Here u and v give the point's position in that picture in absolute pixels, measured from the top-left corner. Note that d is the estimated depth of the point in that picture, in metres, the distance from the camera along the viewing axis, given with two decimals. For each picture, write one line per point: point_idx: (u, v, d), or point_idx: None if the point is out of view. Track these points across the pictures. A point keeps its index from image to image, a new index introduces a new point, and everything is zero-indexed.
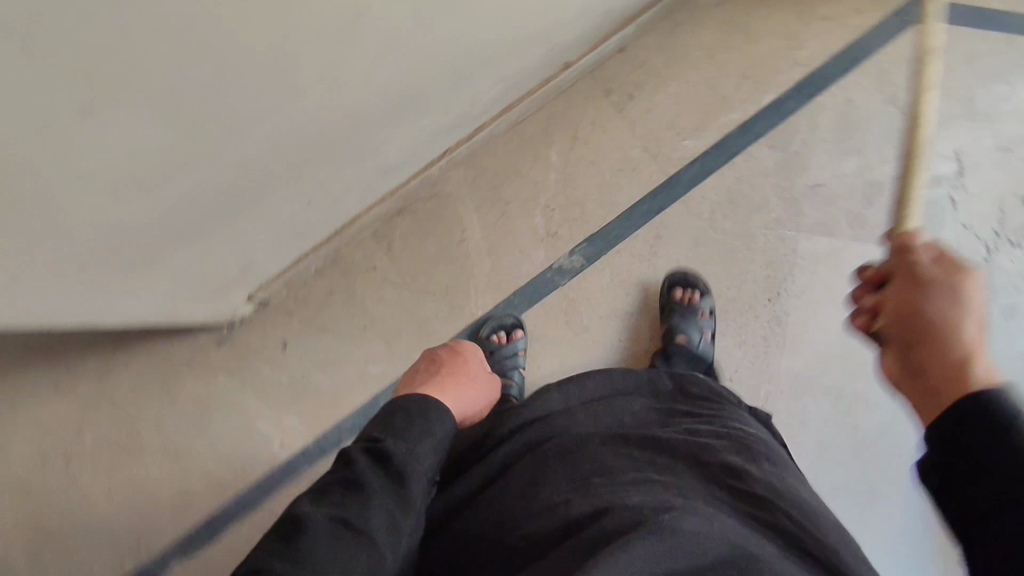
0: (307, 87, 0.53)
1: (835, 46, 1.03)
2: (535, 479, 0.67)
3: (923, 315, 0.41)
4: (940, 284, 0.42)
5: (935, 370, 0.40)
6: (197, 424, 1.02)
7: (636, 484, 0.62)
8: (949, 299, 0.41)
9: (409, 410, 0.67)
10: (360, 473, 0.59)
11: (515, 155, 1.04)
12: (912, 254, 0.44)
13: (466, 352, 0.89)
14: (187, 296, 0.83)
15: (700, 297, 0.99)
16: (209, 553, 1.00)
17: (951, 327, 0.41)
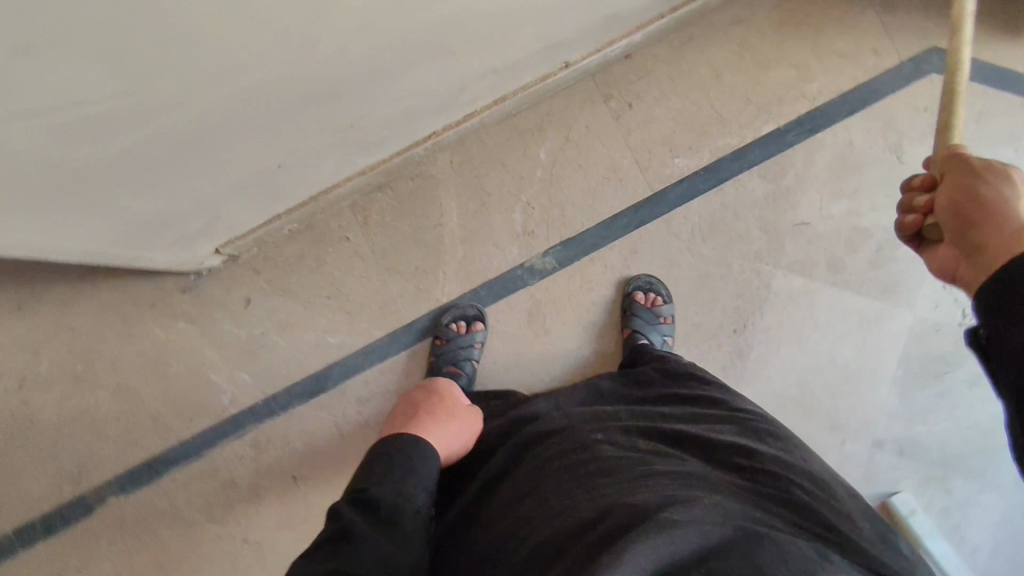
0: (270, 59, 0.53)
1: (846, 85, 1.00)
2: (541, 492, 0.61)
3: (975, 196, 0.47)
4: (994, 169, 0.47)
5: (992, 239, 0.45)
6: (152, 366, 1.03)
7: (644, 480, 0.57)
8: (999, 177, 0.47)
9: (394, 446, 0.70)
10: (352, 525, 0.59)
11: (505, 147, 1.02)
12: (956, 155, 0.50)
13: (444, 393, 0.88)
14: (148, 246, 0.82)
15: (663, 303, 1.00)
16: (148, 493, 1.02)
17: (1004, 200, 0.46)
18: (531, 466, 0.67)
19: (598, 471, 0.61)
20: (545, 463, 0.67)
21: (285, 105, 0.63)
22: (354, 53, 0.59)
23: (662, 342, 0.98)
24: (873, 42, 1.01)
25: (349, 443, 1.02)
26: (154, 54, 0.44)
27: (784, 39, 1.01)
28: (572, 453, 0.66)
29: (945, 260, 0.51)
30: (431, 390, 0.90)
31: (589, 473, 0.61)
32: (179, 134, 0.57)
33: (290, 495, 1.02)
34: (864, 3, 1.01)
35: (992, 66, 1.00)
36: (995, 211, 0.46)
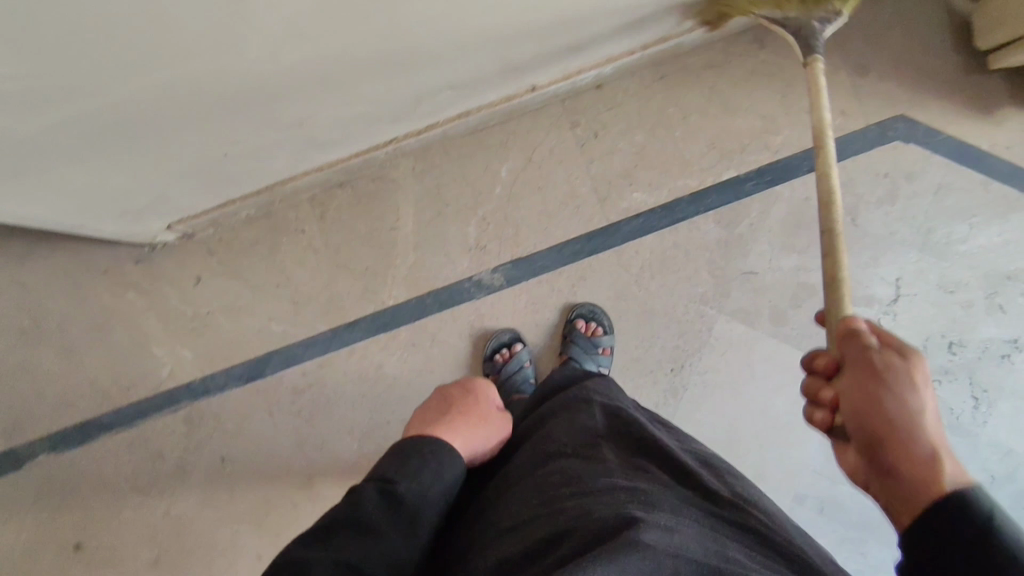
0: (193, 47, 0.54)
1: (809, 141, 1.02)
2: (504, 505, 0.58)
3: (878, 408, 0.47)
4: (893, 375, 0.47)
5: (903, 466, 0.44)
6: (97, 331, 1.05)
7: (605, 495, 0.53)
8: (898, 390, 0.46)
9: (423, 446, 0.62)
10: (365, 516, 0.55)
11: (468, 161, 1.04)
12: (859, 350, 0.50)
13: (482, 393, 0.78)
14: (95, 217, 0.84)
15: (603, 333, 1.00)
16: (76, 454, 1.03)
17: (907, 412, 0.46)
18: (511, 472, 0.62)
19: (562, 479, 0.56)
20: (521, 466, 0.62)
21: (222, 92, 0.65)
22: (288, 51, 0.61)
23: (597, 372, 0.98)
24: (841, 103, 1.02)
25: (279, 432, 1.03)
26: (58, 33, 0.46)
27: (754, 89, 1.02)
28: (538, 459, 0.61)
29: (853, 465, 0.51)
30: (467, 387, 0.80)
31: (550, 483, 0.57)
32: (108, 108, 0.60)
33: (215, 476, 1.03)
34: (837, 64, 1.02)
35: (956, 140, 1.01)
36: (900, 434, 0.45)
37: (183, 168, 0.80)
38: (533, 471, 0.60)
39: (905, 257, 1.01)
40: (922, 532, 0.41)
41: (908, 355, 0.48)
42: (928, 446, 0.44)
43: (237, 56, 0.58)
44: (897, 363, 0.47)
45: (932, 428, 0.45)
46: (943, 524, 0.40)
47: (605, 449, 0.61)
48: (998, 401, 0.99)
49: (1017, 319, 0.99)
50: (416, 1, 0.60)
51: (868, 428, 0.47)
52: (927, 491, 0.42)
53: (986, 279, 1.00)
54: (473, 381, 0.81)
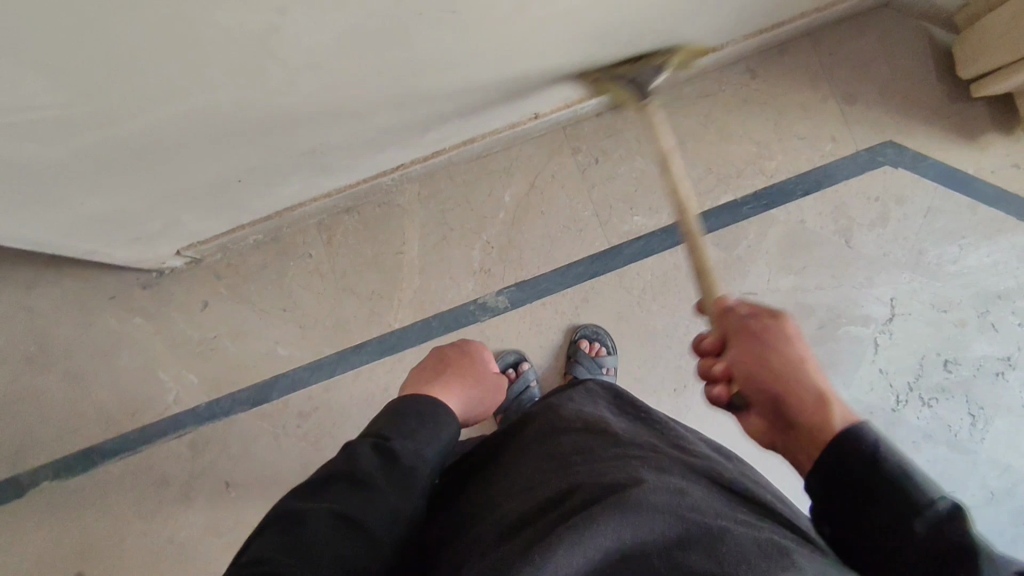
0: (218, 77, 0.57)
1: (802, 166, 1.05)
2: (511, 477, 0.59)
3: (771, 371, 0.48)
4: (769, 335, 0.49)
5: (806, 419, 0.46)
6: (103, 357, 1.05)
7: (617, 461, 0.54)
8: (782, 348, 0.48)
9: (418, 406, 0.69)
10: (361, 471, 0.60)
11: (472, 186, 1.07)
12: (738, 321, 0.51)
13: (477, 358, 0.88)
14: (109, 242, 0.85)
15: (606, 353, 1.02)
16: (80, 481, 1.03)
17: (790, 366, 0.48)
18: (520, 446, 0.64)
19: (574, 447, 0.58)
20: (530, 441, 0.64)
21: (241, 121, 0.67)
22: (306, 82, 0.64)
23: None
24: (832, 130, 1.06)
25: (285, 456, 1.03)
26: (93, 66, 0.49)
27: (748, 116, 1.06)
28: (543, 435, 0.63)
29: (755, 430, 0.50)
30: (461, 348, 0.89)
31: (561, 453, 0.58)
32: (128, 135, 0.62)
33: (220, 501, 1.03)
34: (827, 92, 1.06)
35: (943, 165, 1.05)
36: (796, 388, 0.47)
37: (196, 195, 0.82)
38: (542, 445, 0.61)
39: (898, 277, 1.03)
40: (831, 471, 0.45)
41: (775, 314, 0.50)
42: (819, 393, 0.47)
43: (256, 86, 0.61)
44: (773, 325, 0.50)
45: (818, 375, 0.48)
46: (843, 456, 0.44)
47: (613, 426, 0.63)
48: (995, 417, 1.01)
49: (1009, 337, 1.02)
50: (430, 33, 0.63)
51: (768, 391, 0.48)
52: (827, 432, 0.45)
53: (977, 298, 1.03)
54: (468, 344, 0.91)
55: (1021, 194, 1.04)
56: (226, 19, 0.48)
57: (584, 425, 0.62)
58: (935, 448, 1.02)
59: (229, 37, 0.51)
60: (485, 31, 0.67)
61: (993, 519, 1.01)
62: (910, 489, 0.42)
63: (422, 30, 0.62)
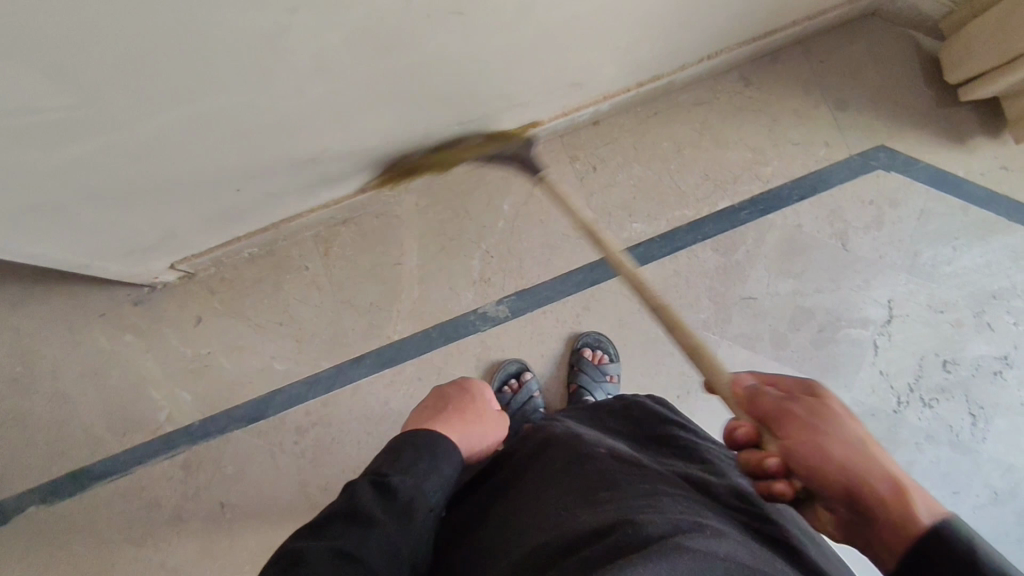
0: (226, 81, 0.56)
1: (797, 171, 1.06)
2: (535, 510, 0.59)
3: (833, 457, 0.45)
4: (818, 420, 0.47)
5: (881, 505, 0.43)
6: (93, 376, 1.02)
7: (650, 498, 0.55)
8: (834, 431, 0.46)
9: (417, 441, 0.71)
10: (362, 506, 0.61)
11: (470, 196, 1.06)
12: (777, 403, 0.49)
13: (477, 394, 0.89)
14: (102, 255, 0.83)
15: (609, 361, 1.01)
16: (68, 505, 0.99)
17: (850, 452, 0.45)
18: (541, 475, 0.65)
19: (603, 479, 0.59)
20: (552, 468, 0.64)
21: (245, 129, 0.66)
22: (311, 87, 0.63)
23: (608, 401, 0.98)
24: (825, 136, 1.07)
25: (282, 474, 1.00)
26: (99, 66, 0.48)
27: (743, 123, 1.07)
28: (568, 466, 0.63)
29: (826, 526, 0.47)
30: (462, 387, 0.90)
31: (587, 486, 0.59)
32: (129, 142, 0.60)
33: (215, 524, 0.99)
34: (819, 99, 1.08)
35: (934, 168, 1.06)
36: (862, 472, 0.44)
37: (193, 206, 0.80)
38: (568, 476, 0.62)
39: (894, 279, 1.04)
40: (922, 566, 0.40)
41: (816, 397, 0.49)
42: (887, 476, 0.44)
43: (262, 91, 0.60)
44: (815, 404, 0.48)
45: (876, 453, 0.46)
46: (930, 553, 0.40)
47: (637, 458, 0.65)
48: (995, 417, 1.02)
49: (1005, 337, 1.03)
50: (436, 36, 0.63)
51: (837, 479, 0.44)
52: (908, 526, 0.41)
53: (972, 299, 1.04)
54: (468, 382, 0.92)
55: (1011, 196, 1.06)
56: (237, 15, 0.48)
57: (610, 456, 0.64)
58: (937, 448, 1.01)
59: (238, 35, 0.51)
60: (491, 35, 0.67)
61: (999, 520, 0.99)
62: None
63: (429, 33, 0.62)
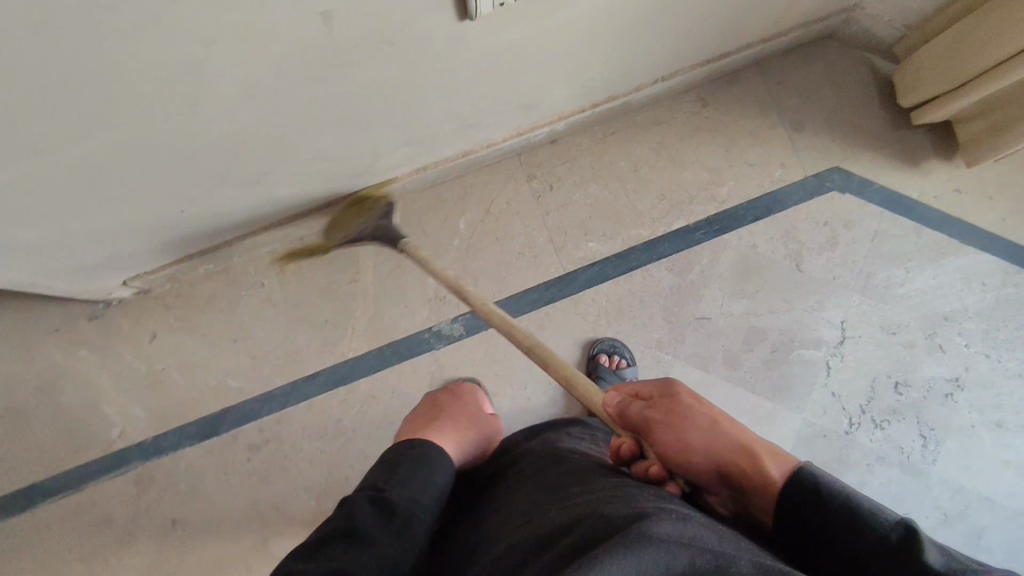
0: (152, 107, 0.57)
1: (752, 192, 1.07)
2: (510, 511, 0.62)
3: (700, 441, 0.56)
4: (673, 418, 0.58)
5: (748, 469, 0.53)
6: (46, 391, 1.02)
7: (619, 489, 0.56)
8: (688, 423, 0.57)
9: (409, 452, 0.73)
10: (358, 526, 0.60)
11: (427, 214, 1.06)
12: (638, 412, 0.60)
13: (465, 404, 0.91)
14: (49, 275, 0.83)
15: (627, 365, 1.01)
16: (19, 521, 0.99)
17: (708, 433, 0.56)
18: (523, 482, 0.67)
19: (576, 482, 0.61)
20: (533, 478, 0.67)
21: (180, 151, 0.66)
22: (242, 114, 0.63)
23: None
24: (781, 157, 1.08)
25: (234, 491, 1.00)
26: (14, 92, 0.48)
27: (699, 144, 1.08)
28: (552, 473, 0.66)
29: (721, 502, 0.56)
30: (454, 396, 0.93)
31: (563, 483, 0.62)
32: (57, 165, 0.60)
33: (165, 541, 0.99)
34: (775, 120, 1.09)
35: (888, 191, 1.07)
36: (716, 448, 0.55)
37: (138, 225, 0.80)
38: (552, 479, 0.64)
39: (847, 300, 1.05)
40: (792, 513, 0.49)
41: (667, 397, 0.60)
42: (740, 443, 0.55)
43: (191, 118, 0.60)
44: (666, 402, 0.60)
45: (724, 426, 0.57)
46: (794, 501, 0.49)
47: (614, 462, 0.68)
48: (945, 438, 1.02)
49: (956, 359, 1.04)
50: (374, 64, 0.63)
51: (704, 461, 0.55)
52: (768, 478, 0.52)
53: (925, 320, 1.04)
54: (460, 390, 0.94)
55: (964, 219, 1.07)
56: (149, 45, 0.48)
57: (589, 463, 0.66)
58: (888, 470, 1.01)
59: (154, 67, 0.51)
60: (429, 63, 0.67)
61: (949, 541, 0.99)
62: (863, 529, 0.44)
63: (361, 63, 0.62)
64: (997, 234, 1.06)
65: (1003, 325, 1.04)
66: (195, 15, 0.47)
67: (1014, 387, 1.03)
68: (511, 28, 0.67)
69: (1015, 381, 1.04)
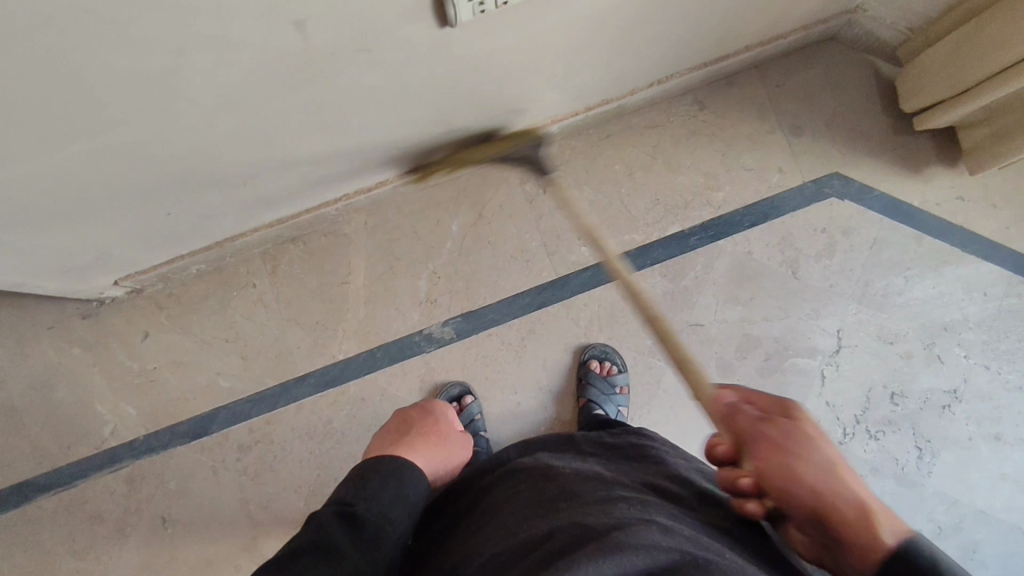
0: (126, 118, 0.56)
1: (749, 197, 1.05)
2: (495, 525, 0.61)
3: (803, 479, 0.50)
4: (785, 445, 0.51)
5: (846, 521, 0.48)
6: (40, 388, 1.03)
7: (603, 503, 0.57)
8: (799, 454, 0.51)
9: (383, 467, 0.72)
10: (328, 539, 0.60)
11: (419, 216, 1.05)
12: (750, 425, 0.53)
13: (443, 421, 0.90)
14: (37, 276, 0.83)
15: (617, 372, 1.01)
16: (13, 516, 1.00)
17: (817, 475, 0.50)
18: (506, 488, 0.68)
19: (561, 490, 0.62)
20: (518, 484, 0.68)
21: (159, 158, 0.66)
22: (220, 121, 0.62)
23: (617, 413, 0.98)
24: (779, 161, 1.06)
25: (224, 491, 1.01)
26: None
27: (696, 147, 1.06)
28: (537, 481, 0.66)
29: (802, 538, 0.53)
30: (427, 409, 0.93)
31: (549, 496, 0.62)
32: (34, 175, 0.60)
33: (155, 539, 0.99)
34: (774, 124, 1.07)
35: (889, 197, 1.05)
36: (828, 495, 0.49)
37: (124, 228, 0.80)
38: (536, 486, 0.65)
39: (844, 309, 1.03)
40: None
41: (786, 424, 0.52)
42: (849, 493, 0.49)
43: (167, 126, 0.60)
44: (787, 431, 0.52)
45: (839, 468, 0.50)
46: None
47: (600, 470, 0.69)
48: (941, 450, 1.00)
49: (954, 370, 1.02)
50: (353, 72, 0.62)
51: (800, 495, 0.50)
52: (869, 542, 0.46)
53: (923, 330, 1.03)
54: (432, 405, 0.93)
55: (966, 227, 1.04)
56: (118, 59, 0.48)
57: (576, 472, 0.67)
58: (882, 481, 1.00)
59: (126, 80, 0.51)
60: (411, 70, 0.66)
61: None
62: None
63: (341, 70, 0.61)
64: (999, 243, 1.04)
65: (1003, 337, 1.02)
66: (161, 31, 0.47)
67: (1013, 399, 1.02)
68: (495, 34, 0.65)
69: (1014, 394, 1.02)
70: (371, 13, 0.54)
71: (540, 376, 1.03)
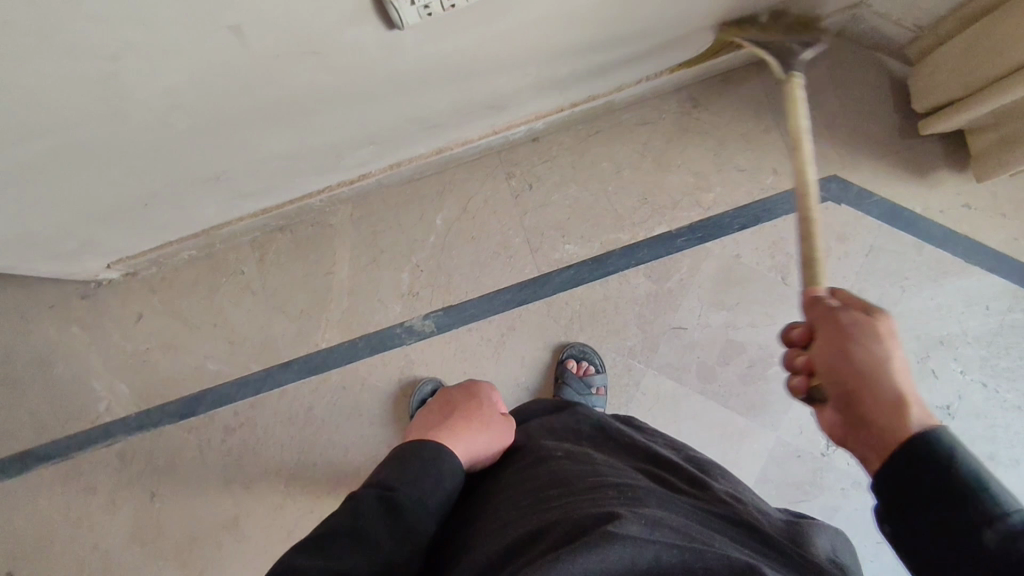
0: (81, 114, 0.57)
1: (741, 199, 1.02)
2: (488, 520, 0.57)
3: (862, 367, 0.46)
4: (857, 326, 0.48)
5: (878, 415, 0.44)
6: (41, 364, 1.07)
7: (592, 493, 0.53)
8: (866, 340, 0.47)
9: (417, 460, 0.61)
10: (364, 525, 0.52)
11: (404, 209, 1.06)
12: (827, 311, 0.50)
13: (483, 399, 0.80)
14: (28, 260, 0.86)
15: (595, 372, 1.00)
16: (13, 484, 1.06)
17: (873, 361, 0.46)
18: (502, 480, 0.64)
19: (551, 480, 0.58)
20: (511, 475, 0.64)
21: (126, 150, 0.67)
22: (175, 119, 0.64)
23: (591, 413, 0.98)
24: (774, 162, 1.02)
25: (208, 471, 1.04)
26: None
27: (687, 147, 1.03)
28: (526, 470, 0.62)
29: (831, 423, 0.49)
30: (468, 391, 0.84)
31: (540, 486, 0.58)
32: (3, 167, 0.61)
33: (143, 511, 1.04)
34: (771, 124, 1.03)
35: (889, 203, 1.00)
36: (874, 378, 0.46)
37: (105, 216, 0.83)
38: (526, 478, 0.61)
39: None
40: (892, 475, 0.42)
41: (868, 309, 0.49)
42: (898, 388, 0.45)
43: (125, 123, 0.61)
44: (862, 317, 0.48)
45: (900, 373, 0.46)
46: (905, 461, 0.41)
47: (591, 453, 0.64)
48: None
49: (949, 385, 0.98)
50: (304, 71, 0.62)
51: (848, 378, 0.47)
52: (895, 431, 0.43)
53: (918, 343, 0.98)
54: (474, 386, 0.85)
55: (970, 236, 0.99)
56: (53, 61, 0.49)
57: (566, 456, 0.63)
58: (865, 496, 0.98)
59: (68, 80, 0.52)
60: (366, 68, 0.66)
61: None
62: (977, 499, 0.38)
63: (287, 70, 0.61)
64: (1006, 255, 0.99)
65: (1004, 353, 0.98)
66: (90, 34, 0.47)
67: (1011, 419, 0.97)
68: (449, 37, 0.64)
69: (1013, 414, 0.97)
70: (307, 19, 0.54)
71: (518, 372, 1.03)
